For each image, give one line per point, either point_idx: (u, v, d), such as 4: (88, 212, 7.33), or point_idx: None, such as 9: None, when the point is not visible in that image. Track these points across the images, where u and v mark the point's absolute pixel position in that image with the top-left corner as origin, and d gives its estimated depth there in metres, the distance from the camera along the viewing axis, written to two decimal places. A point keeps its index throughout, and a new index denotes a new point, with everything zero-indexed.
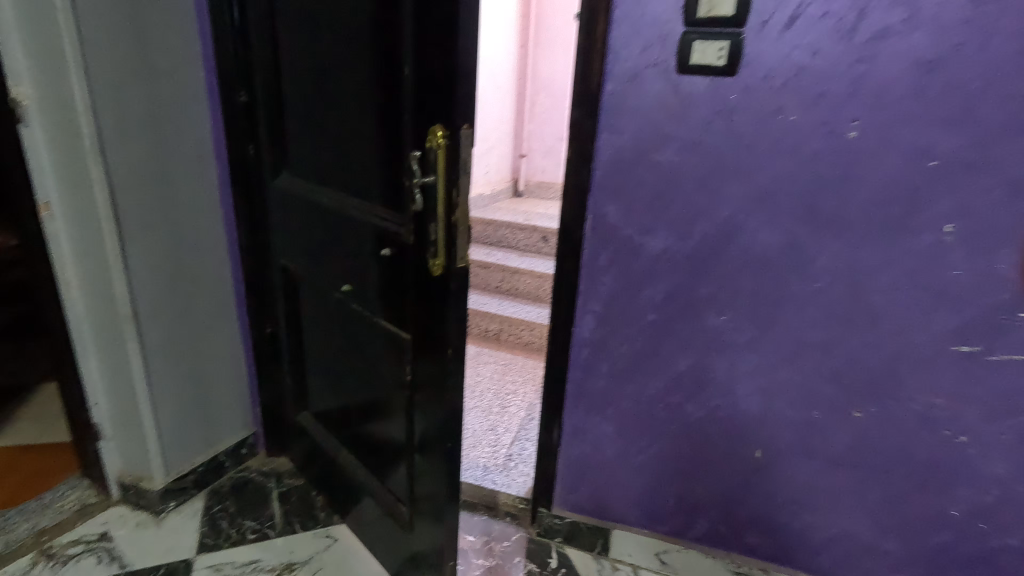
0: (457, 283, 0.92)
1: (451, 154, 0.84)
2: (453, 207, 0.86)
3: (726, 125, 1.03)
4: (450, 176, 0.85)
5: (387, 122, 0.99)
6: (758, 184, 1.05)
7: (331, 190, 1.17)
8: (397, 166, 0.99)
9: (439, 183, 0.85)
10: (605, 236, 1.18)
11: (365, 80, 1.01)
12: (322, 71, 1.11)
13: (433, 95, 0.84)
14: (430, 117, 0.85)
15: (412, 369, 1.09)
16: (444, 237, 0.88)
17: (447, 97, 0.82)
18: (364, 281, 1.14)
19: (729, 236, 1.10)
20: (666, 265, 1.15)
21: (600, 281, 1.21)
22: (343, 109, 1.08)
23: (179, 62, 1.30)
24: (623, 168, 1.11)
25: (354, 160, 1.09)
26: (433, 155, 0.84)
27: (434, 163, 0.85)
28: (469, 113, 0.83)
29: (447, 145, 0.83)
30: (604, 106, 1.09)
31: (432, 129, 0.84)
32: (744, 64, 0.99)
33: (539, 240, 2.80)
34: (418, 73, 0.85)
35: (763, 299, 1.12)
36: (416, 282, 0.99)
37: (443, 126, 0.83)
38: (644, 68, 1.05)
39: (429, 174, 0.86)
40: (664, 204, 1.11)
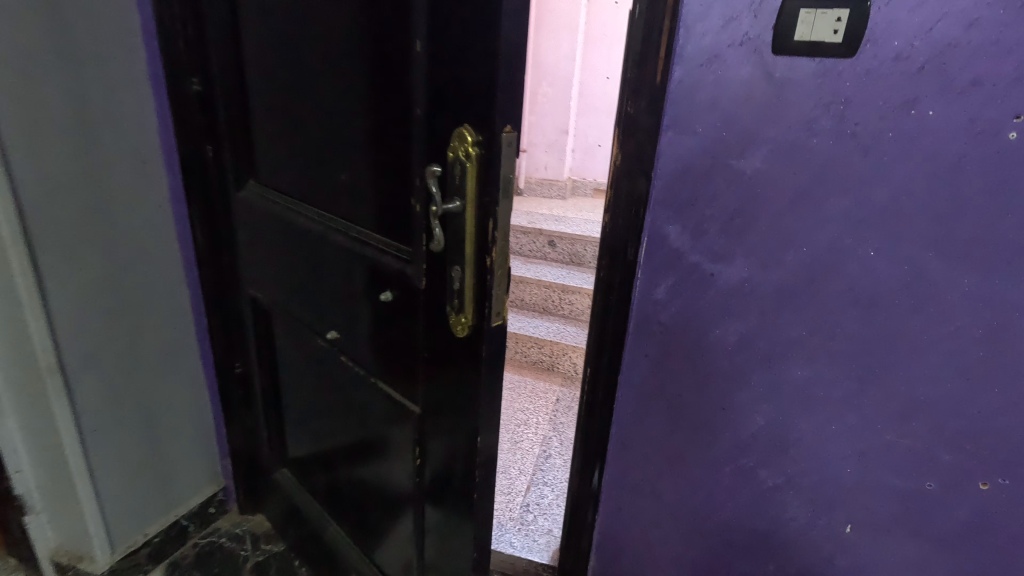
0: (488, 349, 0.66)
1: (486, 170, 0.57)
2: (487, 246, 0.60)
3: (836, 123, 0.78)
4: (485, 201, 0.58)
5: (388, 122, 0.72)
6: (875, 202, 0.80)
7: (311, 209, 0.91)
8: (401, 182, 0.72)
9: (469, 211, 0.58)
10: (664, 263, 0.93)
11: (357, 64, 0.74)
12: (298, 49, 0.83)
13: (460, 82, 0.57)
14: (457, 115, 0.58)
15: (422, 447, 0.84)
16: (474, 287, 0.62)
17: (482, 85, 0.55)
18: (355, 329, 0.88)
19: (829, 267, 0.85)
20: (743, 301, 0.91)
21: (655, 317, 0.97)
22: (325, 103, 0.81)
23: (116, 47, 1.03)
24: (692, 177, 0.86)
25: (339, 171, 0.82)
26: (460, 170, 0.58)
27: (462, 182, 0.58)
28: (512, 108, 0.56)
29: (482, 156, 0.57)
30: (670, 97, 0.83)
31: (458, 132, 0.58)
32: (868, 41, 0.73)
33: (545, 244, 2.54)
34: (437, 49, 0.58)
35: (870, 345, 0.88)
36: (429, 342, 0.73)
37: (475, 130, 0.57)
38: (726, 46, 0.79)
39: (453, 200, 0.59)
40: (744, 225, 0.87)
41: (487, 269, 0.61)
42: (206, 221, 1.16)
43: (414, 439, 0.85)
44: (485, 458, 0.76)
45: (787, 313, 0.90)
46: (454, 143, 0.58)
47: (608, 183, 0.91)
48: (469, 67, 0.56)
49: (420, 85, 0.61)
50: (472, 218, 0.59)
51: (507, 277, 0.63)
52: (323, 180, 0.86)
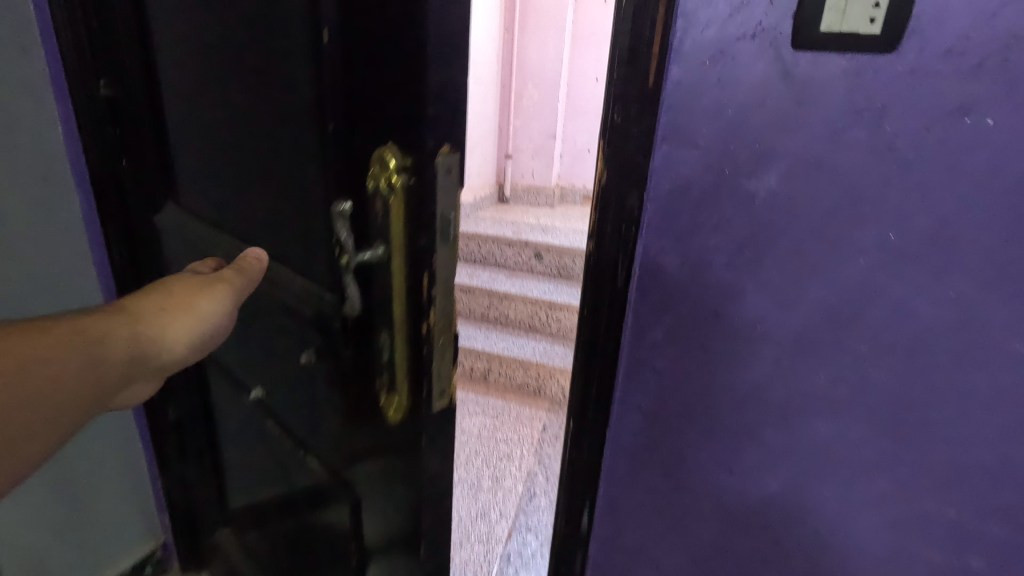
0: (427, 409, 0.60)
1: (415, 204, 0.52)
2: (420, 290, 0.56)
3: (871, 134, 0.63)
4: (416, 242, 0.54)
5: (307, 141, 0.60)
6: (917, 231, 0.65)
7: (232, 243, 0.78)
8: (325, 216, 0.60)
9: (397, 252, 0.53)
10: (659, 301, 0.78)
11: (272, 68, 0.61)
12: (211, 45, 0.68)
13: (390, 98, 0.51)
14: (387, 138, 0.52)
15: (359, 521, 0.73)
16: (406, 340, 0.57)
17: (411, 101, 0.49)
18: (281, 391, 0.75)
19: (859, 308, 0.70)
20: (755, 346, 0.76)
21: (649, 362, 0.82)
22: (239, 114, 0.68)
23: (28, 80, 1.05)
24: (693, 200, 0.71)
25: (258, 200, 0.69)
26: (382, 206, 0.53)
27: (387, 219, 0.53)
28: (453, 131, 0.52)
29: (408, 188, 0.51)
30: (665, 102, 0.68)
31: (381, 161, 0.52)
32: (913, 31, 0.58)
33: (531, 257, 2.40)
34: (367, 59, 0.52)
35: (909, 400, 0.73)
36: (362, 401, 0.65)
37: (400, 155, 0.51)
38: (735, 39, 0.63)
39: (379, 243, 0.55)
40: (756, 257, 0.72)
41: (423, 314, 0.57)
42: (131, 246, 1.01)
43: (351, 512, 0.73)
44: (430, 539, 0.66)
45: (807, 361, 0.75)
46: (377, 172, 0.53)
47: (590, 205, 0.77)
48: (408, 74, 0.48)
49: (348, 102, 0.54)
50: (399, 259, 0.54)
51: (448, 331, 0.59)
52: (246, 207, 0.73)
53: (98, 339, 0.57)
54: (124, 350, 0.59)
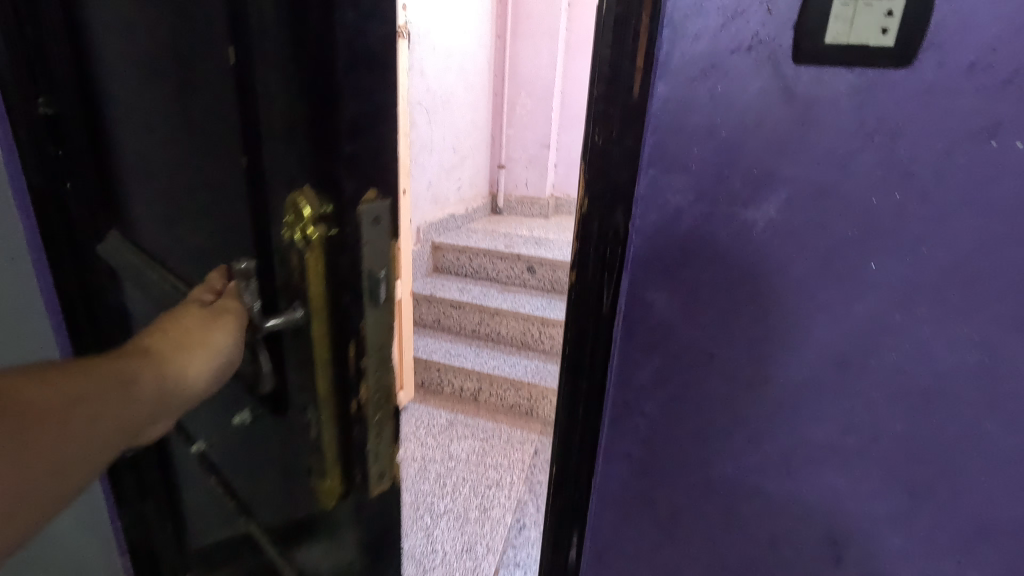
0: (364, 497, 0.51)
1: (335, 261, 0.43)
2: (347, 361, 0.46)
3: (882, 160, 0.56)
4: (341, 299, 0.44)
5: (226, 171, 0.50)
6: (935, 267, 0.58)
7: (166, 279, 0.67)
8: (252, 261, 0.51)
9: (316, 318, 0.44)
10: (648, 341, 0.70)
11: (189, 84, 0.51)
12: (136, 57, 0.60)
13: (295, 126, 0.40)
14: (297, 176, 0.42)
15: None
16: (333, 416, 0.47)
17: (320, 133, 0.39)
18: (227, 443, 0.66)
19: (870, 351, 0.63)
20: (754, 391, 0.68)
21: (637, 407, 0.74)
22: (167, 138, 0.59)
23: None
24: (683, 231, 0.64)
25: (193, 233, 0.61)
26: (297, 262, 0.43)
27: (302, 278, 0.44)
28: (373, 165, 0.42)
29: (329, 242, 0.42)
30: (650, 122, 0.61)
31: (292, 208, 0.42)
32: (929, 44, 0.51)
33: (524, 270, 2.32)
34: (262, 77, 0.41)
35: (927, 453, 0.65)
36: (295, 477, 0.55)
37: (316, 200, 0.41)
38: (728, 52, 0.56)
39: (298, 304, 0.45)
40: (755, 294, 0.64)
41: (352, 390, 0.47)
42: (78, 274, 0.93)
43: None
44: None
45: (813, 408, 0.67)
46: (289, 220, 0.43)
47: (572, 243, 0.69)
48: (312, 101, 0.38)
49: (259, 130, 0.44)
50: (321, 326, 0.44)
51: (386, 405, 0.50)
52: (181, 241, 0.64)
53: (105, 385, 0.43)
54: (141, 399, 0.45)
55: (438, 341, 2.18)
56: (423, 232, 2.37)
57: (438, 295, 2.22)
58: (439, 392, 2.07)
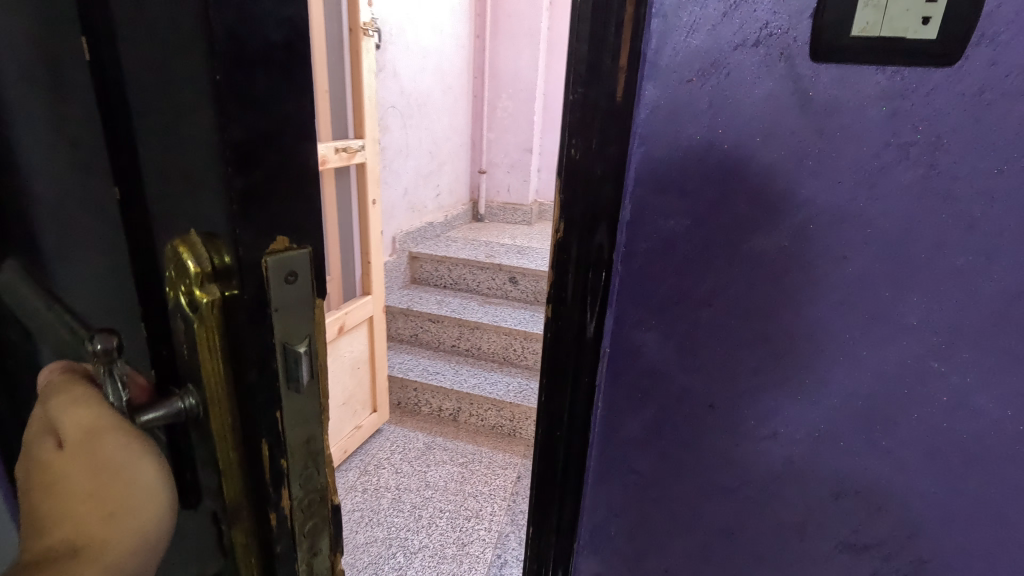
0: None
1: (238, 335, 0.31)
2: (262, 468, 0.35)
3: (919, 178, 0.46)
4: (247, 383, 0.33)
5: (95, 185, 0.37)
6: (981, 306, 0.48)
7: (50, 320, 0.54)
8: (137, 306, 0.38)
9: (214, 412, 0.33)
10: (637, 388, 0.60)
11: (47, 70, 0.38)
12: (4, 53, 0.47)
13: (178, 145, 0.30)
14: (186, 206, 0.31)
15: None
16: (249, 531, 0.36)
17: (207, 154, 0.29)
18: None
19: (901, 405, 0.52)
20: (761, 448, 0.58)
21: (625, 463, 0.63)
22: (40, 141, 0.46)
23: None
24: (678, 262, 0.53)
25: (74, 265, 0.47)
26: (185, 331, 0.32)
27: (192, 355, 0.32)
28: (286, 204, 0.32)
29: (224, 307, 0.31)
30: (637, 131, 0.50)
31: (176, 254, 0.31)
32: (979, 37, 0.42)
33: (506, 281, 2.22)
34: (138, 64, 0.30)
35: (970, 524, 0.54)
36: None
37: (207, 244, 0.30)
38: (732, 48, 0.46)
39: (188, 392, 0.34)
40: (765, 336, 0.54)
41: (270, 500, 0.36)
42: None
43: None
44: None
45: (831, 469, 0.56)
46: (174, 275, 0.32)
47: (547, 273, 0.59)
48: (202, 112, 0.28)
49: (140, 149, 0.33)
50: (223, 420, 0.33)
51: (319, 505, 0.39)
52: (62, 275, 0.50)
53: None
54: None
55: (415, 358, 2.07)
56: (400, 242, 2.26)
57: (415, 309, 2.11)
58: (417, 413, 1.95)
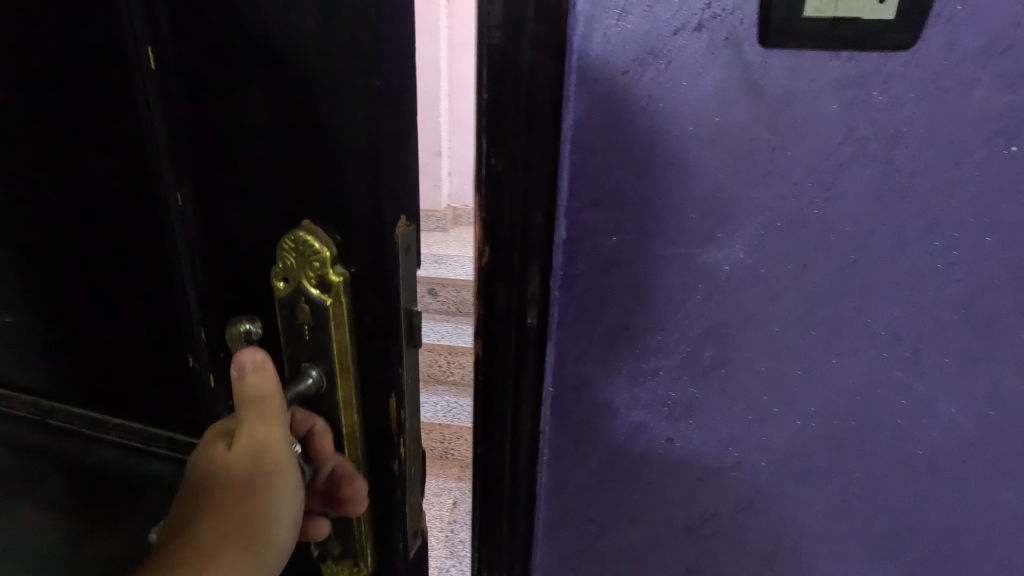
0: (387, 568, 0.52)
1: (361, 299, 0.44)
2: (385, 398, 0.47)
3: (877, 175, 0.41)
4: (374, 333, 0.45)
5: (194, 219, 0.48)
6: (944, 309, 0.44)
7: (28, 397, 0.64)
8: (233, 309, 0.50)
9: (335, 362, 0.45)
10: (586, 428, 0.52)
11: (122, 146, 0.50)
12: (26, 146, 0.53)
13: (302, 167, 0.42)
14: (300, 207, 0.43)
15: None
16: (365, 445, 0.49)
17: (355, 167, 0.41)
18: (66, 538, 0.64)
19: (868, 420, 0.48)
20: (725, 480, 0.52)
21: (578, 511, 0.55)
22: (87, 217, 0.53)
23: None
24: (624, 285, 0.46)
25: (117, 322, 0.57)
26: (312, 310, 0.44)
27: (314, 325, 0.45)
28: (400, 199, 0.43)
29: (352, 279, 0.44)
30: (567, 134, 0.43)
31: (295, 248, 0.43)
32: (937, 16, 0.37)
33: (424, 294, 2.10)
34: (277, 116, 0.41)
35: (936, 533, 0.51)
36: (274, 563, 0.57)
37: (328, 233, 0.43)
38: (671, 34, 0.39)
39: (320, 350, 0.46)
40: (724, 358, 0.48)
41: (382, 424, 0.48)
42: None
43: None
44: None
45: (798, 494, 0.52)
46: (295, 266, 0.44)
47: (472, 293, 0.49)
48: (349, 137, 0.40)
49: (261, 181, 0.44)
50: (347, 364, 0.45)
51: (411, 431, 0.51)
52: (84, 339, 0.59)
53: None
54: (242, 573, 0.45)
55: None
56: None
57: None
58: None
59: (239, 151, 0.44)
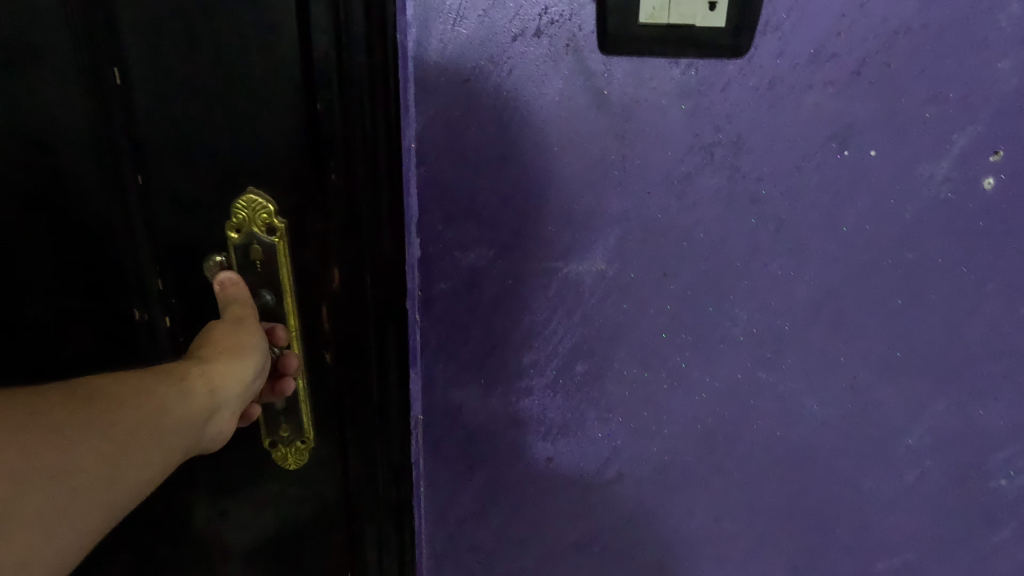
0: (321, 490, 0.52)
1: (306, 247, 0.44)
2: (334, 348, 0.47)
3: (725, 181, 0.41)
4: (323, 282, 0.45)
5: (135, 196, 0.44)
6: (797, 309, 0.45)
7: None
8: (176, 280, 0.47)
9: (288, 299, 0.45)
10: (464, 453, 0.49)
11: (44, 106, 0.42)
12: None
13: (261, 128, 0.42)
14: (250, 169, 0.43)
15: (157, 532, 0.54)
16: (310, 387, 0.48)
17: (317, 129, 0.41)
18: None
19: (738, 423, 0.48)
20: (609, 493, 0.51)
21: (464, 539, 0.52)
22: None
23: None
24: (489, 302, 0.44)
25: (30, 338, 0.48)
26: (262, 255, 0.45)
27: (267, 265, 0.45)
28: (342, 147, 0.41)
29: (297, 225, 0.44)
30: (409, 146, 0.40)
31: (245, 200, 0.44)
32: (765, 25, 0.38)
33: None
34: (235, 79, 0.41)
35: (807, 527, 0.52)
36: (167, 556, 0.55)
37: (276, 191, 0.43)
38: (511, 39, 0.37)
39: (267, 289, 0.45)
40: (597, 370, 0.46)
41: (328, 368, 0.48)
42: None
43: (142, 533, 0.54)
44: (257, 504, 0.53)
45: (681, 501, 0.51)
46: (246, 214, 0.44)
47: (353, 301, 0.44)
48: (302, 103, 0.41)
49: (211, 147, 0.43)
50: (294, 311, 0.46)
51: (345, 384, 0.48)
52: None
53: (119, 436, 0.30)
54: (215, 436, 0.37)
55: None
56: None
57: None
58: None
59: (190, 112, 0.42)
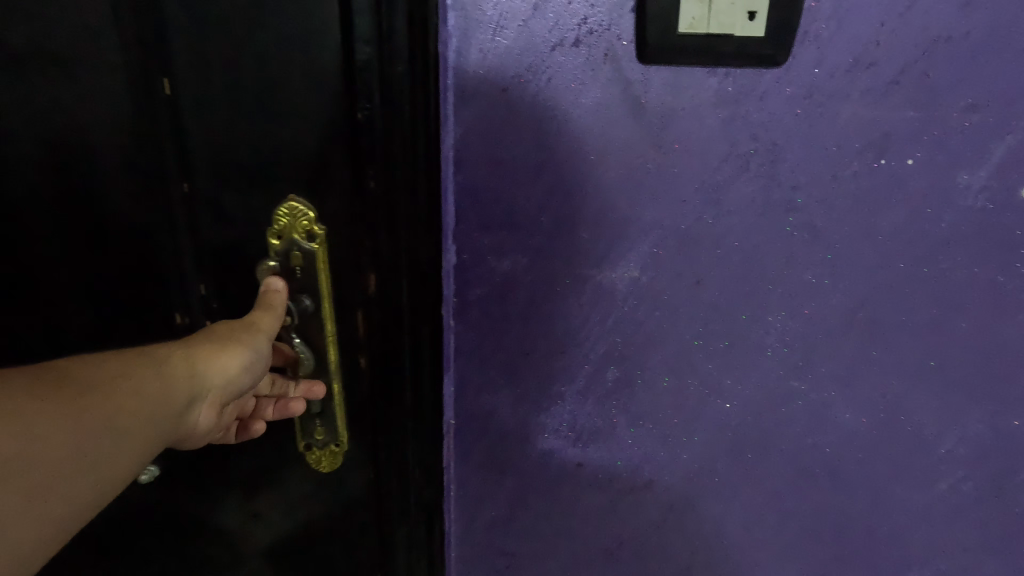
0: (353, 495, 0.53)
1: (344, 253, 0.45)
2: (371, 352, 0.48)
3: (761, 189, 0.41)
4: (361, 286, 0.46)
5: (179, 202, 0.45)
6: (831, 317, 0.45)
7: None
8: (217, 285, 0.47)
9: (326, 305, 0.46)
10: (496, 456, 0.50)
11: (95, 114, 0.43)
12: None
13: (301, 135, 0.42)
14: (291, 176, 0.44)
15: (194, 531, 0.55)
16: (346, 389, 0.49)
17: (358, 136, 0.42)
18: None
19: (769, 430, 0.48)
20: (638, 499, 0.51)
21: (492, 543, 0.53)
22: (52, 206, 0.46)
23: None
24: (523, 308, 0.44)
25: (78, 340, 0.50)
26: (301, 260, 0.45)
27: (306, 271, 0.45)
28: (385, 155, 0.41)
29: (337, 232, 0.44)
30: (449, 153, 0.41)
31: (287, 206, 0.44)
32: (804, 34, 0.38)
33: None
34: (278, 88, 0.41)
35: (839, 535, 0.52)
36: (205, 555, 0.56)
37: (317, 197, 0.44)
38: (550, 48, 0.38)
39: (306, 294, 0.46)
40: (629, 376, 0.46)
41: (364, 372, 0.49)
42: None
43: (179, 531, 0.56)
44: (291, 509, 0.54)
45: (710, 508, 0.51)
46: (287, 220, 0.45)
47: (391, 307, 0.45)
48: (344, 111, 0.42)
49: (254, 155, 0.43)
50: (332, 316, 0.47)
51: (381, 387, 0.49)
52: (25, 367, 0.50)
53: (95, 421, 0.30)
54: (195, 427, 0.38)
55: None
56: None
57: None
58: None
59: (233, 121, 0.43)
